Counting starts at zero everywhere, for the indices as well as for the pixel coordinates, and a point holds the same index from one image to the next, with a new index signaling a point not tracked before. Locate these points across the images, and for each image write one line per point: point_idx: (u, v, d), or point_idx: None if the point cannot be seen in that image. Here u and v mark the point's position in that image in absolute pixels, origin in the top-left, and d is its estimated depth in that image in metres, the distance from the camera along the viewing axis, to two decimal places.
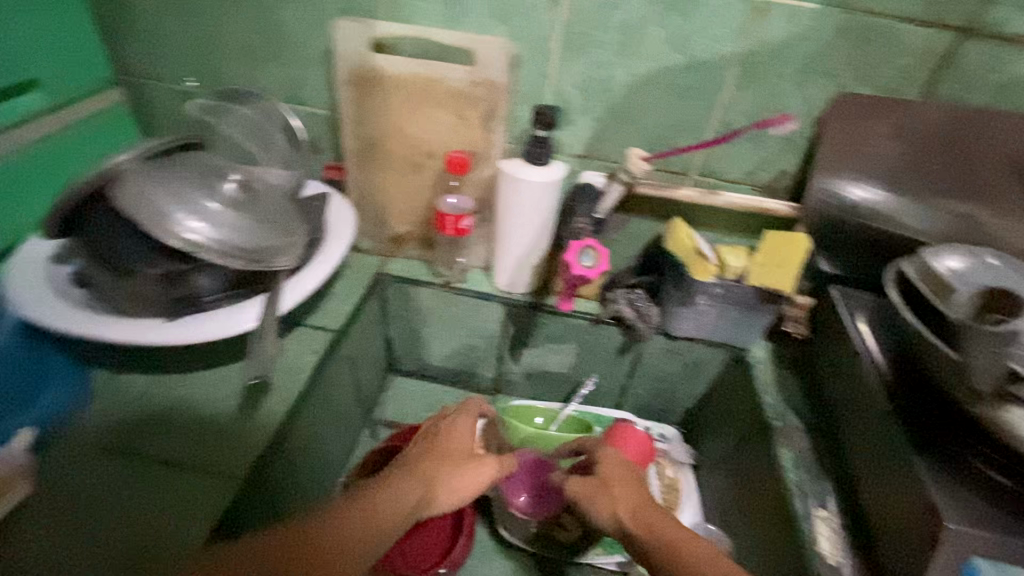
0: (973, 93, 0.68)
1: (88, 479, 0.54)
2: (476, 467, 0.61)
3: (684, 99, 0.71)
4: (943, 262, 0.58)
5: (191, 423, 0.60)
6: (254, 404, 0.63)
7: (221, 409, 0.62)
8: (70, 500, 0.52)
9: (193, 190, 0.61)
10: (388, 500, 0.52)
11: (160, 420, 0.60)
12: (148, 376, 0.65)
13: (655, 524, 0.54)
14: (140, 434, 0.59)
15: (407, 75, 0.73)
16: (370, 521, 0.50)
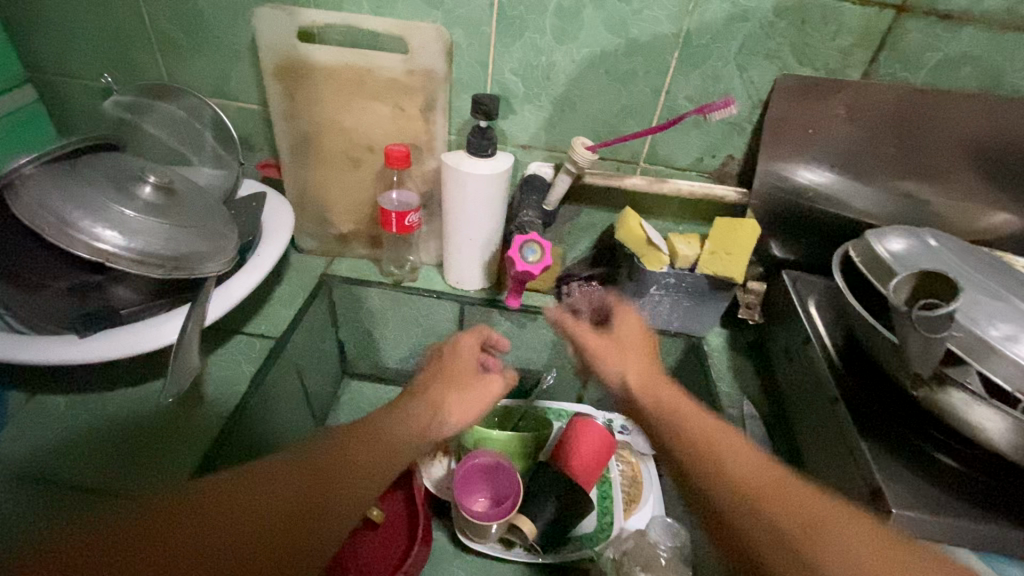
0: (916, 73, 0.67)
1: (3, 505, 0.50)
2: (481, 392, 0.62)
3: (626, 85, 0.69)
4: (885, 245, 0.58)
5: (121, 439, 0.57)
6: (188, 418, 0.59)
7: (153, 421, 0.58)
8: None
9: (102, 194, 0.56)
10: (383, 438, 0.49)
11: (81, 442, 0.56)
12: (63, 398, 0.60)
13: (662, 394, 0.53)
14: (59, 457, 0.54)
15: (339, 66, 0.70)
16: (370, 456, 0.46)
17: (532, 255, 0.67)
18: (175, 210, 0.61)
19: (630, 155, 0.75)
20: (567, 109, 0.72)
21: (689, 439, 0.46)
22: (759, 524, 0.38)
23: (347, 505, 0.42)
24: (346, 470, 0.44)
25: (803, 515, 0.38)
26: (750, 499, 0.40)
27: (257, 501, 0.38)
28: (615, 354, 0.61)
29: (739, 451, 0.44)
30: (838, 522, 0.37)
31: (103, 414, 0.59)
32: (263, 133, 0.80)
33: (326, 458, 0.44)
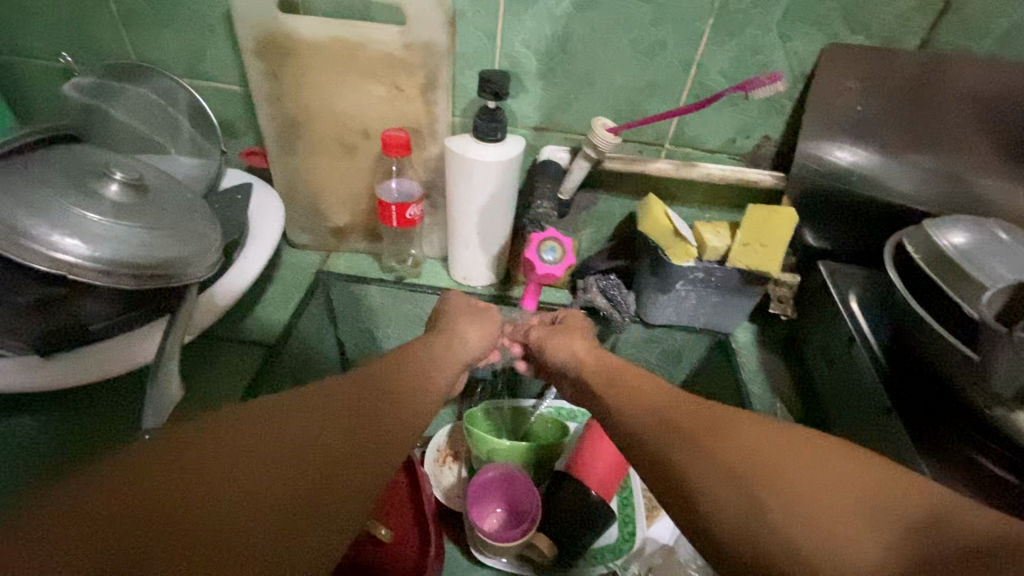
0: (977, 41, 0.61)
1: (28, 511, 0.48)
2: (491, 315, 0.63)
3: (653, 58, 0.62)
4: (948, 239, 0.51)
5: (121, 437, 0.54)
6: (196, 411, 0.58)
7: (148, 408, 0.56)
8: None
9: (61, 196, 0.49)
10: (408, 378, 0.46)
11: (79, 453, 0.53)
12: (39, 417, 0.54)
13: (605, 359, 0.53)
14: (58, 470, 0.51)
15: (326, 40, 0.61)
16: (403, 395, 0.43)
17: (550, 255, 0.60)
18: (148, 211, 0.54)
19: (654, 137, 0.68)
20: (585, 85, 0.64)
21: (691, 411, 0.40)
22: (764, 492, 0.33)
23: (392, 443, 0.39)
24: (380, 407, 0.40)
25: (806, 468, 0.34)
26: (757, 464, 0.35)
27: (294, 428, 0.35)
28: (562, 335, 0.60)
29: (738, 422, 0.38)
30: (817, 459, 0.35)
31: (86, 438, 0.54)
32: (246, 117, 0.73)
33: (355, 389, 0.41)
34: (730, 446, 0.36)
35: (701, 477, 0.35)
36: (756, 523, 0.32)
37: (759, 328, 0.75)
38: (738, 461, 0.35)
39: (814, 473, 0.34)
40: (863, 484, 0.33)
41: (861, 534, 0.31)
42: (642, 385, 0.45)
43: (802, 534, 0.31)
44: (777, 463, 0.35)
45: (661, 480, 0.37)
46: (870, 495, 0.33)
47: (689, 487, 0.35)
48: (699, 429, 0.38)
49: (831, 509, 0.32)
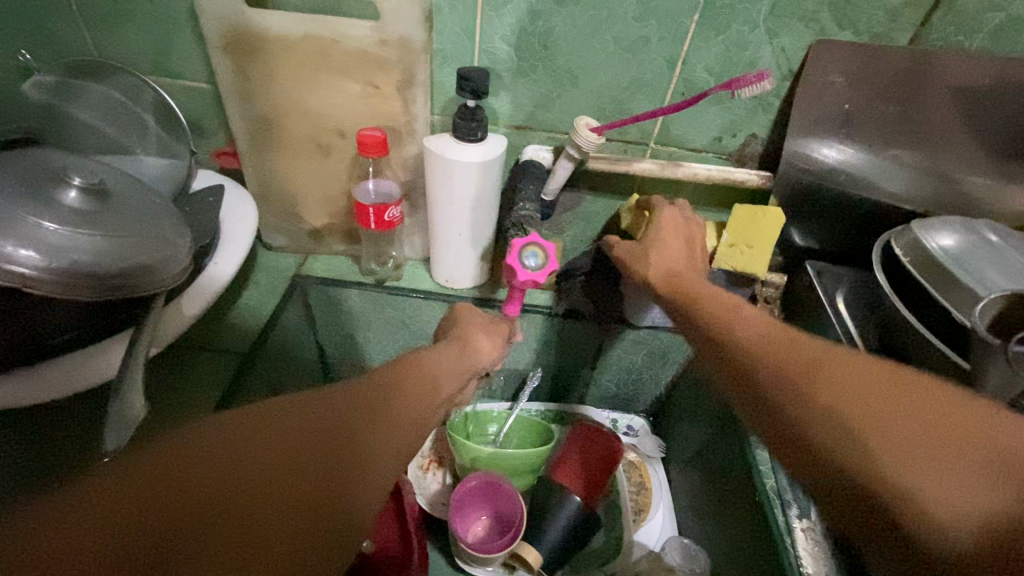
0: (970, 37, 0.60)
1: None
2: (497, 325, 0.61)
3: (637, 54, 0.60)
4: (937, 241, 0.50)
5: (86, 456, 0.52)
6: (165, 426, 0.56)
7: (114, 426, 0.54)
8: None
9: (12, 203, 0.46)
10: (405, 396, 0.43)
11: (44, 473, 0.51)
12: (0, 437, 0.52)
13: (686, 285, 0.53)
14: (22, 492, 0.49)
15: (297, 36, 0.59)
16: (398, 418, 0.41)
17: (533, 260, 0.58)
18: (109, 218, 0.51)
19: (639, 135, 0.66)
20: (568, 83, 0.62)
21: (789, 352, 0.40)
22: (853, 424, 0.34)
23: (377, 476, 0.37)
24: (370, 433, 0.38)
25: (896, 407, 0.34)
26: (848, 397, 0.36)
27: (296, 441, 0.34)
28: (658, 243, 0.57)
29: (844, 364, 0.38)
30: (929, 409, 0.34)
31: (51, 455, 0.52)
32: (216, 116, 0.70)
33: (351, 410, 0.38)
34: (832, 386, 0.37)
35: (808, 424, 0.36)
36: (853, 450, 0.34)
37: None
38: (827, 396, 0.36)
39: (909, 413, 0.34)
40: (958, 424, 0.33)
41: (953, 473, 0.31)
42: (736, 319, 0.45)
43: (903, 470, 0.32)
44: (866, 398, 0.35)
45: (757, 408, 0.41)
46: (967, 431, 0.32)
47: (801, 433, 0.37)
48: (782, 373, 0.39)
49: (932, 448, 0.32)
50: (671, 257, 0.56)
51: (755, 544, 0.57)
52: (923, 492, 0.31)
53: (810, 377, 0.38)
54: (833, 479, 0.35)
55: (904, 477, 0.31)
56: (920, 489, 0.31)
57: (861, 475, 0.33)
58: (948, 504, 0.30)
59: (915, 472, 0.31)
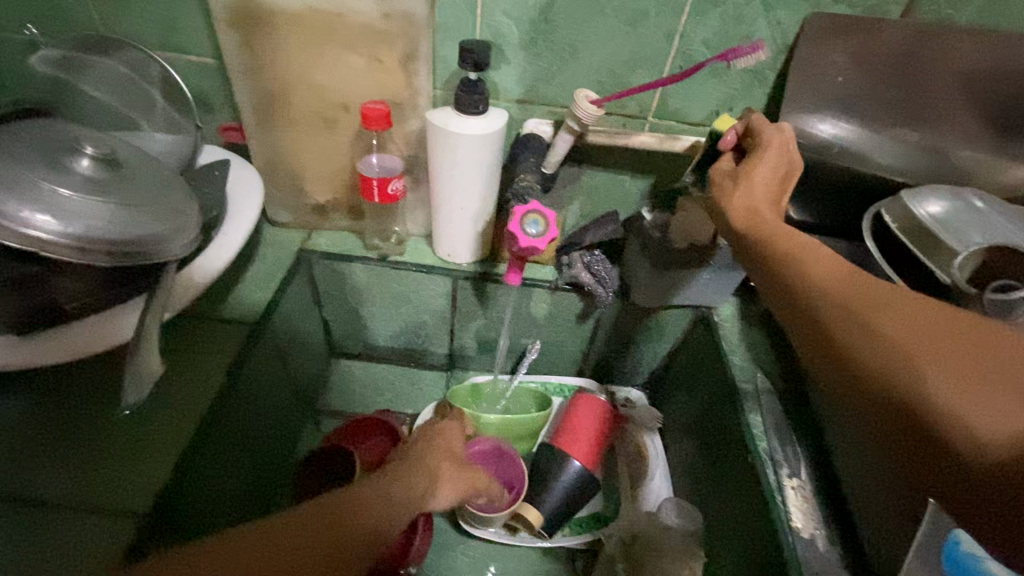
0: (959, 10, 0.61)
1: (20, 480, 0.49)
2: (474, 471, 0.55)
3: (636, 28, 0.61)
4: (925, 208, 0.51)
5: (97, 409, 0.53)
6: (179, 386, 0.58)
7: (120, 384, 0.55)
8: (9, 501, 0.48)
9: (28, 171, 0.47)
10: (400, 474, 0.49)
11: (59, 425, 0.52)
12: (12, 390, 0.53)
13: (771, 224, 0.47)
14: (42, 442, 0.51)
15: (302, 11, 0.60)
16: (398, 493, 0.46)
17: (533, 228, 0.60)
18: (120, 187, 0.52)
19: (638, 109, 0.68)
20: (567, 57, 0.64)
21: (847, 279, 0.41)
22: (902, 347, 0.36)
23: None
24: (363, 508, 0.43)
25: (943, 340, 0.36)
26: (903, 325, 0.37)
27: None
28: (768, 161, 0.50)
29: (897, 295, 0.39)
30: (968, 333, 0.35)
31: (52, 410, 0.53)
32: (222, 91, 0.71)
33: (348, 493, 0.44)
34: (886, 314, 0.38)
35: (859, 341, 0.38)
36: (903, 369, 0.36)
37: (742, 303, 0.76)
38: (885, 324, 0.38)
39: (953, 343, 0.35)
40: (984, 344, 0.35)
41: (995, 401, 0.32)
42: (795, 235, 0.46)
43: (946, 400, 0.34)
44: (917, 320, 0.37)
45: (794, 314, 0.43)
46: (1004, 356, 0.34)
47: (846, 345, 0.39)
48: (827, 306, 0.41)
49: (971, 381, 0.34)
50: (756, 195, 0.49)
51: (744, 504, 0.60)
52: (946, 400, 0.34)
53: (871, 303, 0.39)
54: (878, 398, 0.37)
55: (951, 404, 0.34)
56: (957, 402, 0.33)
57: (898, 392, 0.36)
58: (984, 419, 0.32)
59: (948, 395, 0.34)
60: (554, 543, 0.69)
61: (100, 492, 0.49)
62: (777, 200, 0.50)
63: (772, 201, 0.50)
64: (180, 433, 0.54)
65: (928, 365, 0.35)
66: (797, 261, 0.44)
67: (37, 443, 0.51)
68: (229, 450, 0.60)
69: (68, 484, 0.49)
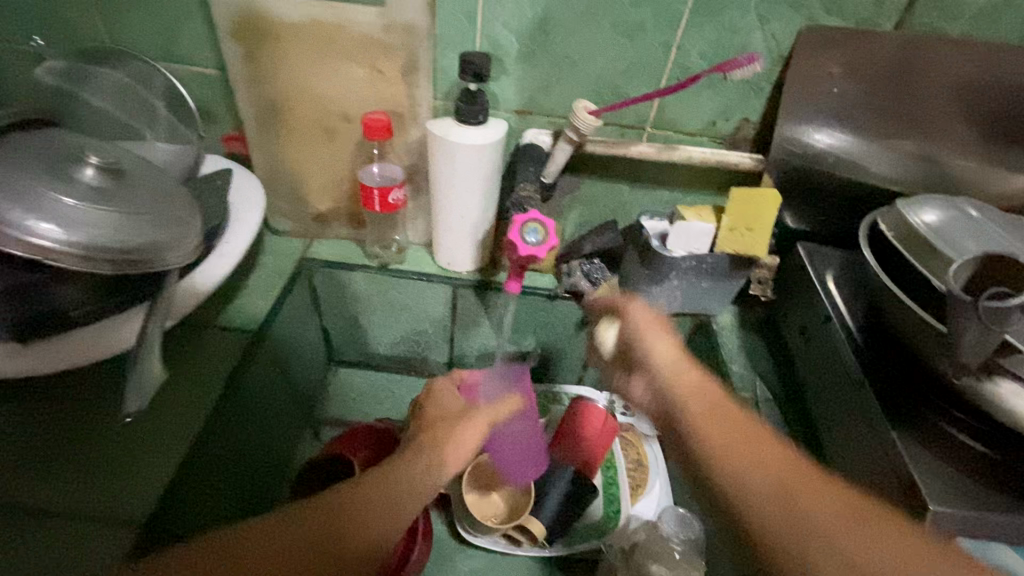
0: (950, 22, 0.62)
1: (23, 488, 0.49)
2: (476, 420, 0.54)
3: (633, 40, 0.62)
4: (920, 216, 0.52)
5: (98, 416, 0.53)
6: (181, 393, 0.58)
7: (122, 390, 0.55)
8: (12, 509, 0.48)
9: (35, 181, 0.48)
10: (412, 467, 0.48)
11: (62, 431, 0.52)
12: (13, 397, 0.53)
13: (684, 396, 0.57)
14: (44, 448, 0.51)
15: (304, 23, 0.61)
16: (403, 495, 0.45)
17: (533, 236, 0.60)
18: (124, 195, 0.53)
19: (635, 120, 0.69)
20: (566, 68, 0.65)
21: (752, 456, 0.46)
22: (786, 529, 0.41)
23: None
24: (367, 512, 0.43)
25: (803, 489, 0.43)
26: (792, 516, 0.41)
27: None
28: (652, 328, 0.66)
29: (794, 475, 0.44)
30: (855, 516, 0.41)
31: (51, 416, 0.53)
32: (225, 101, 0.72)
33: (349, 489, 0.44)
34: (767, 501, 0.43)
35: (766, 530, 0.41)
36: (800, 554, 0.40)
37: (740, 311, 0.77)
38: (776, 523, 0.41)
39: (810, 498, 0.43)
40: (862, 509, 0.42)
41: (848, 525, 0.41)
42: (696, 416, 0.51)
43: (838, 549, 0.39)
44: (789, 483, 0.44)
45: (701, 486, 0.47)
46: (875, 538, 0.40)
47: (762, 538, 0.41)
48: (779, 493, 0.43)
49: (851, 540, 0.40)
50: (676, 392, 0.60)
51: None
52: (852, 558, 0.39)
53: (750, 498, 0.43)
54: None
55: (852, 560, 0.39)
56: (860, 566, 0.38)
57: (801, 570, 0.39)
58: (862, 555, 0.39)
59: (859, 549, 0.39)
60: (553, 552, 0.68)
61: (101, 499, 0.49)
62: (723, 392, 0.55)
63: (680, 369, 0.63)
64: (180, 438, 0.54)
65: (819, 554, 0.39)
66: (698, 442, 0.49)
67: (37, 448, 0.51)
68: (229, 457, 0.60)
69: (65, 491, 0.49)
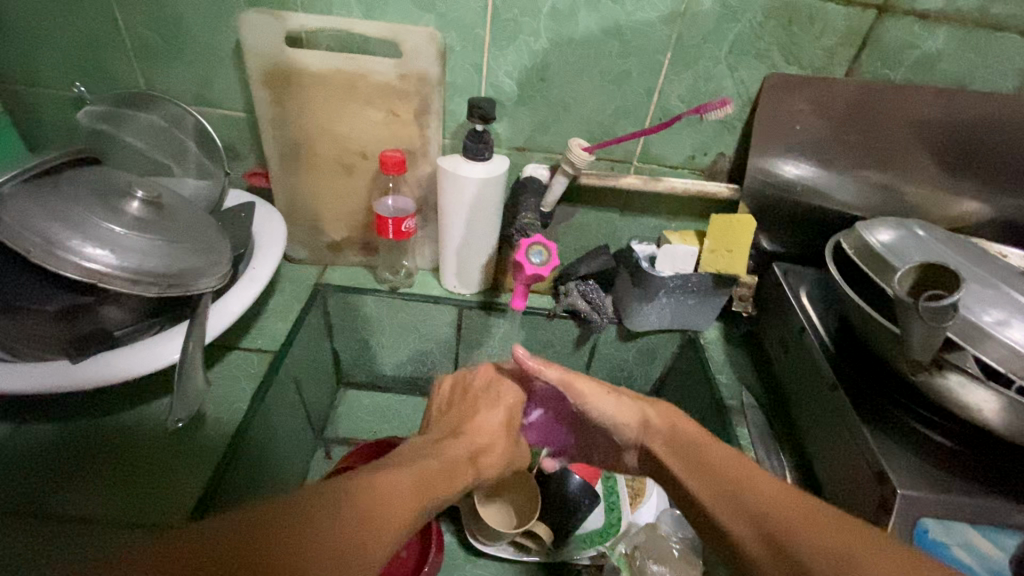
0: (893, 69, 0.70)
1: (81, 497, 0.52)
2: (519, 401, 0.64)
3: (621, 85, 0.70)
4: (875, 236, 0.59)
5: (148, 433, 0.58)
6: (213, 411, 0.61)
7: (161, 411, 0.59)
8: (67, 517, 0.50)
9: (88, 211, 0.53)
10: (400, 490, 0.46)
11: (116, 445, 0.56)
12: (73, 418, 0.58)
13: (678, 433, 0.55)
14: (101, 460, 0.55)
15: (328, 71, 0.68)
16: (373, 517, 0.42)
17: (537, 258, 0.67)
18: (165, 225, 0.58)
19: (624, 155, 0.77)
20: (561, 111, 0.73)
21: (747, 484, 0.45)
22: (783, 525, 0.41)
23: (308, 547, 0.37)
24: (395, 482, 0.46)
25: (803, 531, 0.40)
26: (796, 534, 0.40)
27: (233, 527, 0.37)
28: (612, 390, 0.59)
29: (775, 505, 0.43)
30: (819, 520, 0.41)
31: (89, 435, 0.57)
32: (249, 140, 0.78)
33: (328, 499, 0.41)
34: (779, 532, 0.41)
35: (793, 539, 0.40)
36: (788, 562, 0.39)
37: (725, 327, 0.84)
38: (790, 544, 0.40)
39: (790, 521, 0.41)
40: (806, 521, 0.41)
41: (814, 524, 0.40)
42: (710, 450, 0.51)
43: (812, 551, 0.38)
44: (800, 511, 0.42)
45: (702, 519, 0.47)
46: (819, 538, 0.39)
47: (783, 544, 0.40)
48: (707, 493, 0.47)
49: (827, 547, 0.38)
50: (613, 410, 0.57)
51: None
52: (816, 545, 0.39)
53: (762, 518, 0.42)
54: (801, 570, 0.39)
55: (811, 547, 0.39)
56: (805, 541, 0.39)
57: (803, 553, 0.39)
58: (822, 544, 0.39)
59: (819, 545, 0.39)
60: (560, 558, 0.71)
61: (141, 506, 0.52)
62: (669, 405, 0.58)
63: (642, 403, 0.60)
64: (216, 449, 0.57)
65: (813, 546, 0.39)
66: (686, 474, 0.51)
67: (96, 458, 0.55)
68: (252, 472, 0.63)
69: (111, 500, 0.52)
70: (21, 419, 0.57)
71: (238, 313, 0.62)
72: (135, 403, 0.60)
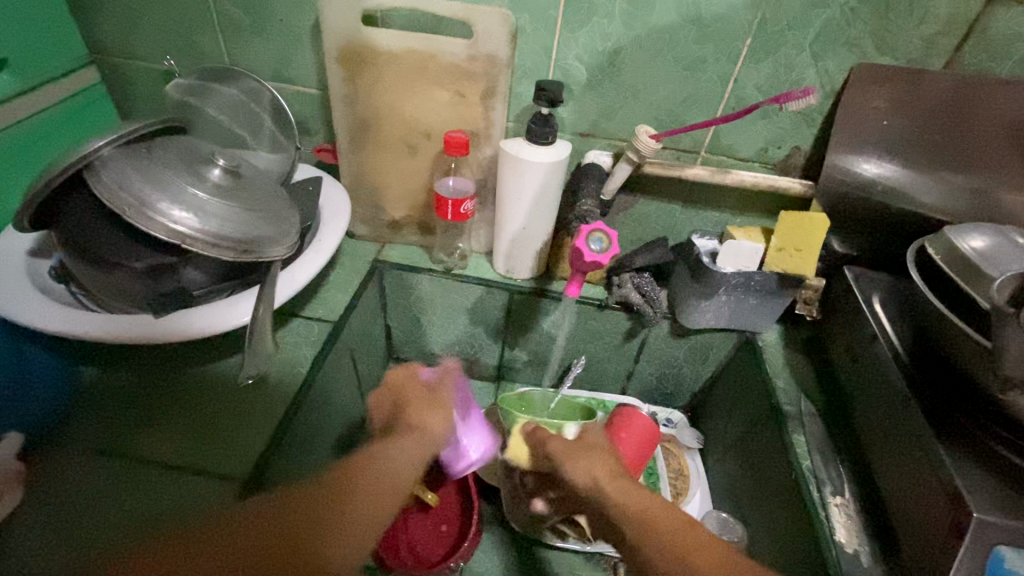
0: (999, 63, 0.65)
1: (154, 442, 0.56)
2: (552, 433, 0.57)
3: (694, 72, 0.68)
4: (968, 241, 0.55)
5: (217, 388, 0.61)
6: (276, 373, 0.64)
7: (231, 368, 0.63)
8: (141, 460, 0.54)
9: (176, 176, 0.57)
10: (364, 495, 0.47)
11: (189, 397, 0.60)
12: (152, 368, 0.62)
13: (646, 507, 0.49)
14: (173, 409, 0.59)
15: (400, 51, 0.69)
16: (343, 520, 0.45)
17: (597, 245, 0.66)
18: (241, 193, 0.61)
19: (691, 145, 0.74)
20: (629, 97, 0.71)
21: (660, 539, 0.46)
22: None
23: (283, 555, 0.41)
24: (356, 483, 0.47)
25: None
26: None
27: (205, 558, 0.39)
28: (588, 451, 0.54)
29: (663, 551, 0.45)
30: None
31: (166, 386, 0.61)
32: (320, 116, 0.81)
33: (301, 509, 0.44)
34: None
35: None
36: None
37: (785, 330, 0.81)
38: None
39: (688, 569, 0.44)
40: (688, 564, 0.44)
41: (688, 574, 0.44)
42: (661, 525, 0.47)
43: None
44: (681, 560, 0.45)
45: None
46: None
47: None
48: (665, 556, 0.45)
49: None
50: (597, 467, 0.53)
51: (791, 521, 0.62)
52: None
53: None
54: None
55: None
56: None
57: None
58: None
59: None
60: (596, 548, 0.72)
61: (205, 459, 0.55)
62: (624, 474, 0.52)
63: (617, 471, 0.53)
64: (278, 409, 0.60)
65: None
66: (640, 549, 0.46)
67: (169, 408, 0.59)
68: (308, 435, 0.66)
69: (181, 447, 0.55)
70: (108, 365, 0.62)
71: (304, 282, 0.65)
72: (209, 358, 0.64)
